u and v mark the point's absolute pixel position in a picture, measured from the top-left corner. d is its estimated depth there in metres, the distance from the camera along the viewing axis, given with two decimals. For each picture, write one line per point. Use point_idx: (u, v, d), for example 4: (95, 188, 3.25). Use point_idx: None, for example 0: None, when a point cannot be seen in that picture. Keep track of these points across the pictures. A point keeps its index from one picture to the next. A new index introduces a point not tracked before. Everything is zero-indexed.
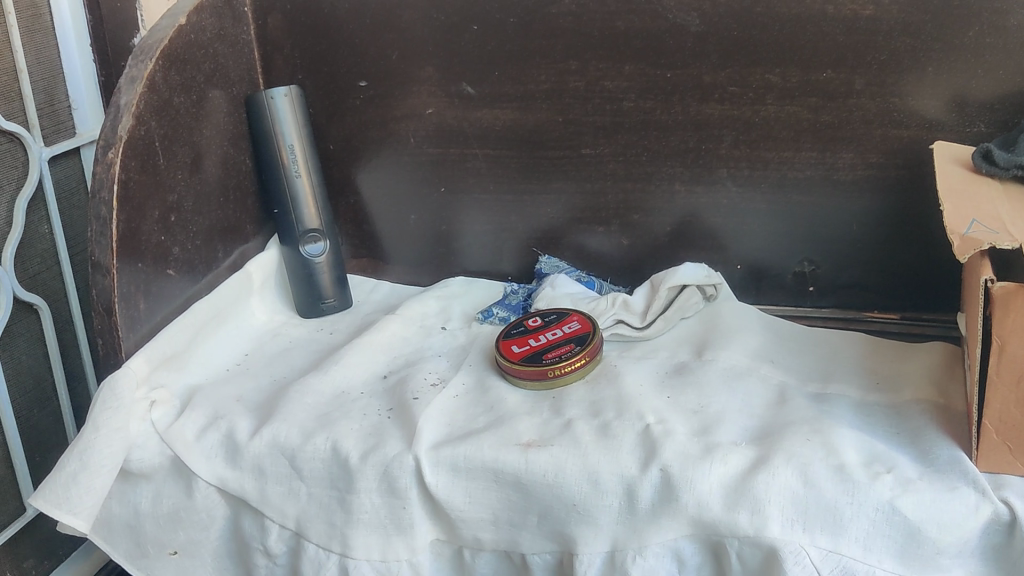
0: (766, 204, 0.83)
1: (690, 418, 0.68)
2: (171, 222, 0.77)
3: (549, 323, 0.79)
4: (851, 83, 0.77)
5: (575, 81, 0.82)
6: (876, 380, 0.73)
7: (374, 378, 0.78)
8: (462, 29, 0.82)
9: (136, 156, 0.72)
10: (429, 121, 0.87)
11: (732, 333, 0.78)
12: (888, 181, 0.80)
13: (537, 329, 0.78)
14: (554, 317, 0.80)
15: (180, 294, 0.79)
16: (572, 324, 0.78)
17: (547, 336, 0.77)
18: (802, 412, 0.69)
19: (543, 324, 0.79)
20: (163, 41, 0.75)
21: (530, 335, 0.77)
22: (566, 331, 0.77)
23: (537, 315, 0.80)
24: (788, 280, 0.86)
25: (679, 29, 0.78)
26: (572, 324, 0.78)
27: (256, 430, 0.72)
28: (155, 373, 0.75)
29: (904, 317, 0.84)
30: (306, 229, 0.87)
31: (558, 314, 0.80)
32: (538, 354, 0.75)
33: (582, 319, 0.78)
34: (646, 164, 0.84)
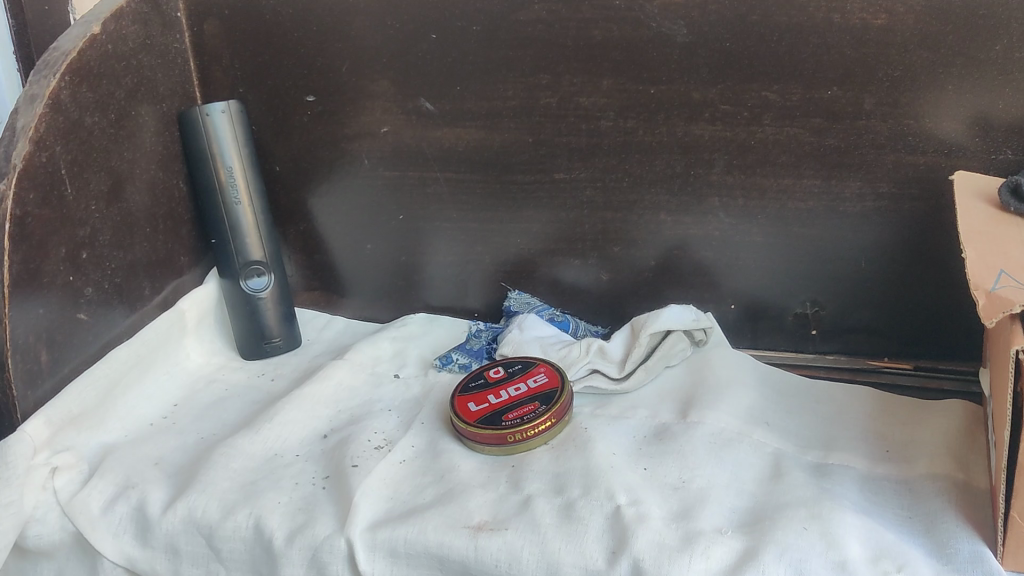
0: (762, 237, 0.73)
1: (669, 497, 0.58)
2: (83, 258, 0.68)
3: (513, 377, 0.69)
4: (860, 102, 0.67)
5: (546, 97, 0.72)
6: (885, 449, 0.63)
7: (312, 437, 0.69)
8: (419, 38, 0.73)
9: (36, 188, 0.62)
10: (386, 141, 0.77)
11: (721, 388, 0.68)
12: (901, 214, 0.70)
13: (499, 384, 0.68)
14: (519, 368, 0.70)
15: (95, 340, 0.70)
16: (539, 378, 0.68)
17: (510, 393, 0.67)
18: (800, 491, 0.59)
19: (506, 378, 0.69)
20: (72, 52, 0.65)
21: (490, 391, 0.68)
22: (531, 386, 0.68)
23: (500, 366, 0.71)
24: (787, 322, 0.76)
25: (664, 39, 0.68)
26: (539, 377, 0.68)
27: (171, 503, 0.62)
28: (60, 435, 0.65)
29: (919, 368, 0.73)
30: (247, 262, 0.78)
31: (523, 366, 0.70)
32: (498, 415, 0.65)
33: (550, 372, 0.69)
34: (627, 191, 0.74)
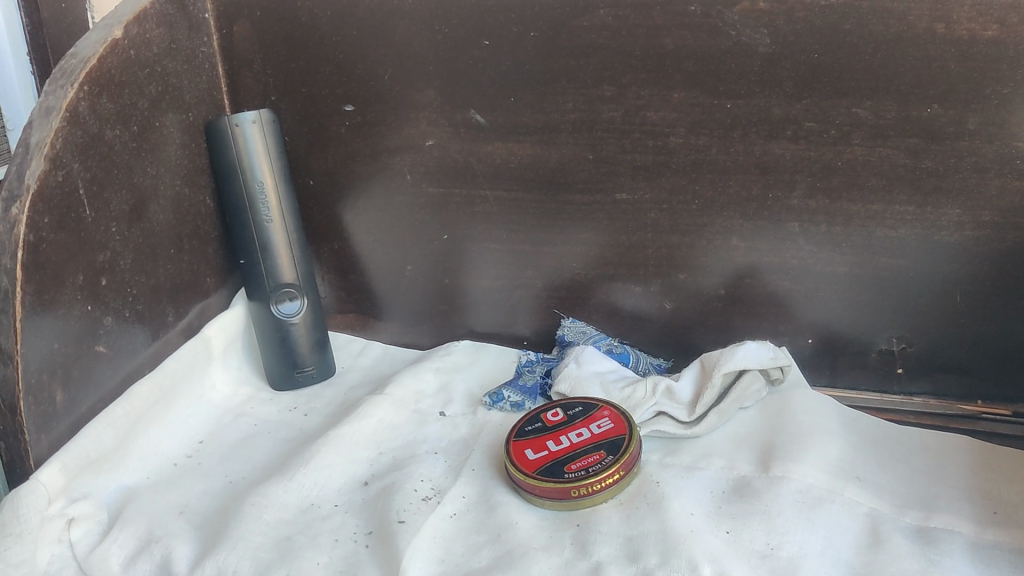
0: (846, 267, 0.67)
1: (757, 567, 0.52)
2: (101, 286, 0.61)
3: (574, 421, 0.63)
4: (963, 122, 0.60)
5: (610, 110, 0.65)
6: (993, 511, 0.56)
7: (352, 484, 0.63)
8: (469, 44, 0.66)
9: (51, 212, 0.56)
10: (430, 155, 0.70)
11: (804, 437, 0.62)
12: (1003, 245, 0.63)
13: (559, 429, 0.62)
14: (579, 412, 0.64)
15: (114, 374, 0.63)
16: (603, 423, 0.62)
17: (572, 440, 0.61)
18: (903, 562, 0.52)
19: (566, 422, 0.63)
20: (93, 59, 0.58)
21: (550, 437, 0.62)
22: (595, 433, 0.61)
23: (559, 407, 0.64)
24: (871, 359, 0.71)
25: (744, 49, 0.61)
26: (603, 423, 0.62)
27: (198, 561, 0.56)
28: (76, 480, 0.59)
29: (1017, 415, 0.68)
30: (279, 285, 0.71)
31: (585, 408, 0.64)
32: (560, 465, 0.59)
33: (615, 416, 0.62)
34: (697, 214, 0.68)
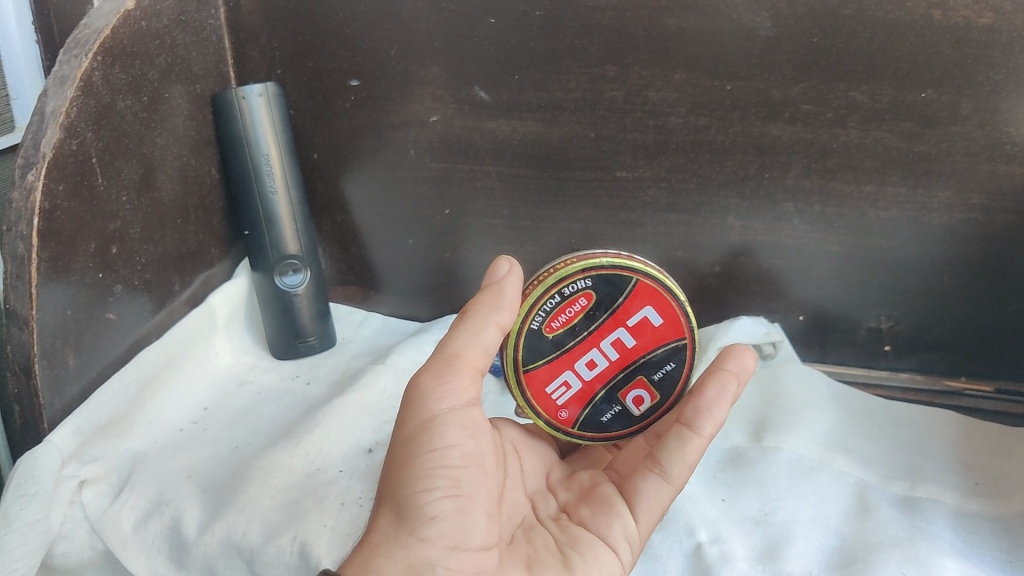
0: (838, 246, 0.70)
1: (751, 533, 0.57)
2: (112, 254, 0.61)
3: (553, 316, 0.54)
4: (956, 107, 0.63)
5: (611, 90, 0.67)
6: (973, 481, 0.60)
7: (357, 451, 0.65)
8: (476, 22, 0.66)
9: (65, 178, 0.55)
10: (434, 131, 0.72)
11: (797, 410, 0.65)
12: (990, 227, 0.67)
13: (561, 359, 0.55)
14: (563, 293, 0.54)
15: (122, 340, 0.64)
16: (654, 326, 0.55)
17: (604, 352, 0.55)
18: (889, 528, 0.56)
19: (568, 334, 0.54)
20: (105, 30, 0.57)
21: (546, 381, 0.55)
22: (641, 324, 0.55)
23: (547, 332, 0.54)
24: (859, 336, 0.75)
25: (746, 31, 0.63)
26: (648, 326, 0.55)
27: (208, 523, 0.58)
28: (89, 443, 0.60)
29: (1000, 393, 0.73)
30: (283, 256, 0.73)
31: (564, 285, 0.54)
32: (598, 398, 0.56)
33: (673, 312, 0.55)
34: (695, 192, 0.70)
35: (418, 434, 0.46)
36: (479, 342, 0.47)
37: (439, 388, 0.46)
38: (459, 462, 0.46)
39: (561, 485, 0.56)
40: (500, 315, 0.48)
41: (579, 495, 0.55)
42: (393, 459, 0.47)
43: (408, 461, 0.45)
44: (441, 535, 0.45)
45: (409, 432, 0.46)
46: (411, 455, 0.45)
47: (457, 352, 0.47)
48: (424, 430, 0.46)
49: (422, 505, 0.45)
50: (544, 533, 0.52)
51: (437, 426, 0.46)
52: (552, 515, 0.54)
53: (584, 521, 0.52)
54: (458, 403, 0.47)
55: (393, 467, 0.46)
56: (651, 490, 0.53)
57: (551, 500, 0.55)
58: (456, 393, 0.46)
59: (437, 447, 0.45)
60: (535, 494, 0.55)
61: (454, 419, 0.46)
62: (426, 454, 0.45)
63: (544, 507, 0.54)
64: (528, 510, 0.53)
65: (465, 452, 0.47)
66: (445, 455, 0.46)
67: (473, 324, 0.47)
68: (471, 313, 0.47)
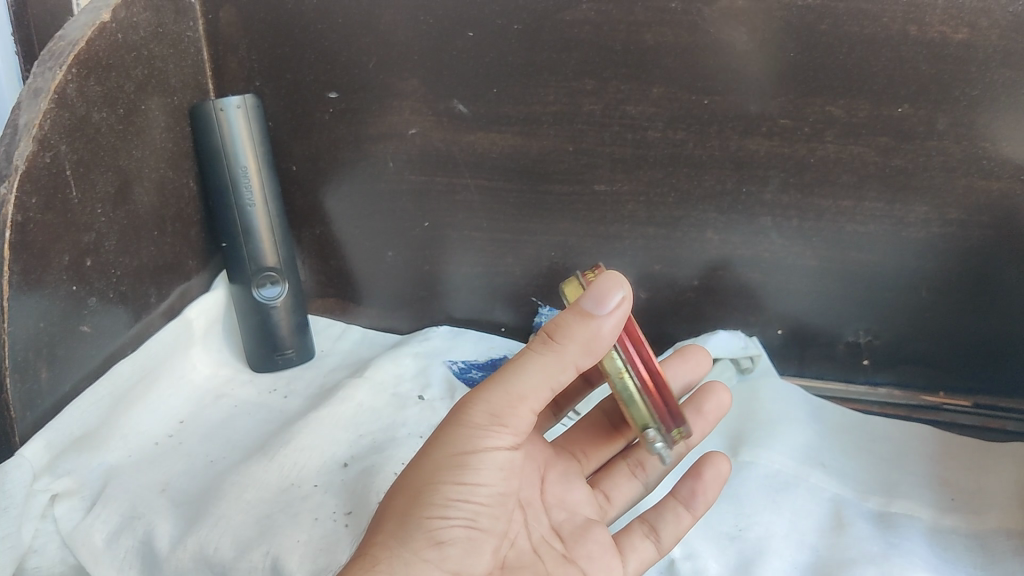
0: (816, 261, 0.71)
1: (725, 549, 0.57)
2: (86, 267, 0.60)
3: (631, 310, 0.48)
4: (932, 122, 0.63)
5: (590, 103, 0.67)
6: (949, 497, 0.60)
7: (332, 466, 0.65)
8: (455, 35, 0.66)
9: (38, 192, 0.54)
10: (413, 144, 0.71)
11: (773, 428, 0.65)
12: (967, 242, 0.67)
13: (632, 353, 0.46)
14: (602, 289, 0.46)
15: (96, 354, 0.63)
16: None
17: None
18: (863, 544, 0.56)
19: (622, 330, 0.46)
20: (81, 42, 0.57)
21: None
22: None
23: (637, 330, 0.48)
24: (838, 350, 0.75)
25: (723, 46, 0.63)
26: None
27: (181, 538, 0.58)
28: (61, 458, 0.59)
29: (979, 407, 0.73)
30: (261, 269, 0.72)
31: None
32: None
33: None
34: (673, 206, 0.70)
35: (457, 462, 0.43)
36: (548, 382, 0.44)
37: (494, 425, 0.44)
38: (483, 499, 0.45)
39: (556, 500, 0.53)
40: (583, 361, 0.43)
41: (570, 519, 0.53)
42: (417, 468, 0.44)
43: (434, 483, 0.43)
44: (445, 560, 0.43)
45: (447, 452, 0.44)
46: (441, 478, 0.43)
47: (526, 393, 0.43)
48: (462, 460, 0.43)
49: (435, 529, 0.43)
50: (538, 562, 0.49)
51: (477, 461, 0.44)
52: (546, 540, 0.51)
53: (579, 560, 0.51)
54: (504, 444, 0.45)
55: (417, 477, 0.44)
56: (642, 547, 0.53)
57: (543, 518, 0.52)
58: (508, 432, 0.44)
59: (468, 481, 0.44)
60: (529, 506, 0.51)
61: (494, 458, 0.44)
62: (455, 486, 0.43)
63: (536, 528, 0.51)
64: (521, 529, 0.50)
65: (494, 493, 0.45)
66: (472, 492, 0.44)
67: (553, 361, 0.43)
68: (561, 351, 0.43)
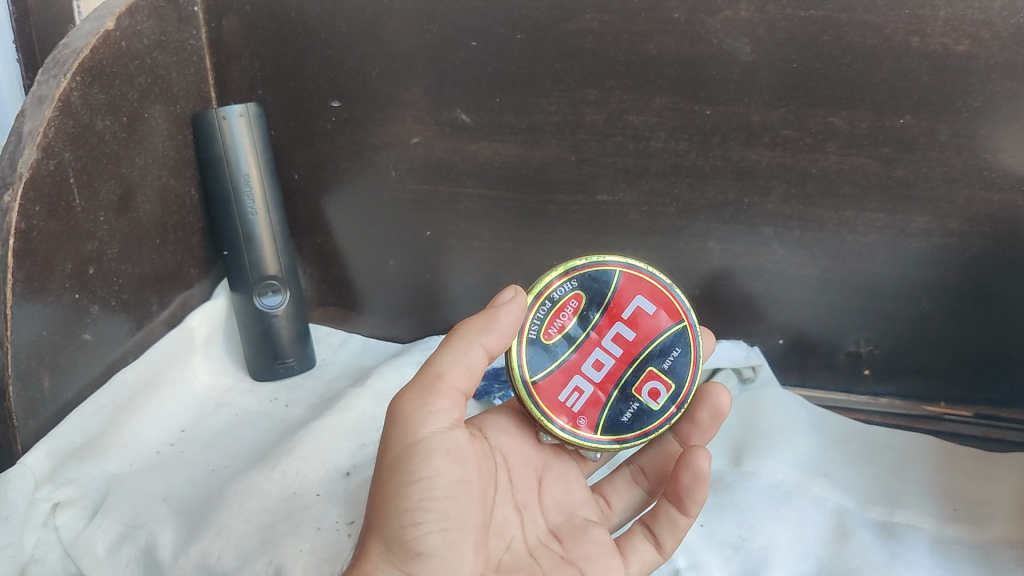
0: (817, 271, 0.71)
1: (729, 560, 0.57)
2: (89, 274, 0.60)
3: (548, 321, 0.51)
4: (934, 133, 0.63)
5: (592, 113, 0.67)
6: (951, 507, 0.61)
7: (334, 475, 0.65)
8: (459, 45, 0.66)
9: (42, 199, 0.54)
10: (415, 153, 0.72)
11: (776, 437, 0.66)
12: (968, 253, 0.67)
13: (567, 367, 0.51)
14: (550, 301, 0.52)
15: (98, 362, 0.63)
16: (648, 316, 0.53)
17: (606, 347, 0.52)
18: (867, 556, 0.57)
19: (567, 340, 0.51)
20: (85, 50, 0.57)
21: (556, 392, 0.51)
22: (634, 314, 0.52)
23: (546, 340, 0.51)
24: (839, 360, 0.75)
25: (726, 57, 0.63)
26: (643, 314, 0.53)
27: (183, 547, 0.58)
28: (62, 466, 0.59)
29: (980, 417, 0.73)
30: (262, 278, 0.72)
31: (553, 290, 0.52)
32: (614, 398, 0.52)
33: (665, 299, 0.53)
34: (675, 217, 0.70)
35: (402, 460, 0.44)
36: (463, 361, 0.46)
37: (421, 410, 0.44)
38: (445, 493, 0.44)
39: (553, 501, 0.53)
40: (488, 338, 0.46)
41: (569, 520, 0.53)
42: (378, 488, 0.45)
43: (392, 492, 0.43)
44: (431, 569, 0.43)
45: (391, 457, 0.44)
46: (394, 486, 0.44)
47: (439, 372, 0.45)
48: (407, 458, 0.44)
49: (410, 540, 0.43)
50: (534, 564, 0.50)
51: (420, 452, 0.44)
52: (544, 542, 0.51)
53: (579, 560, 0.51)
54: (443, 427, 0.45)
55: (380, 493, 0.44)
56: (643, 547, 0.53)
57: (540, 519, 0.52)
58: (440, 417, 0.45)
59: (422, 477, 0.44)
60: (524, 509, 0.52)
61: (440, 444, 0.44)
62: (412, 485, 0.43)
63: (533, 530, 0.52)
64: (516, 531, 0.51)
65: (453, 482, 0.45)
66: (431, 486, 0.44)
67: (457, 342, 0.46)
68: (461, 331, 0.46)
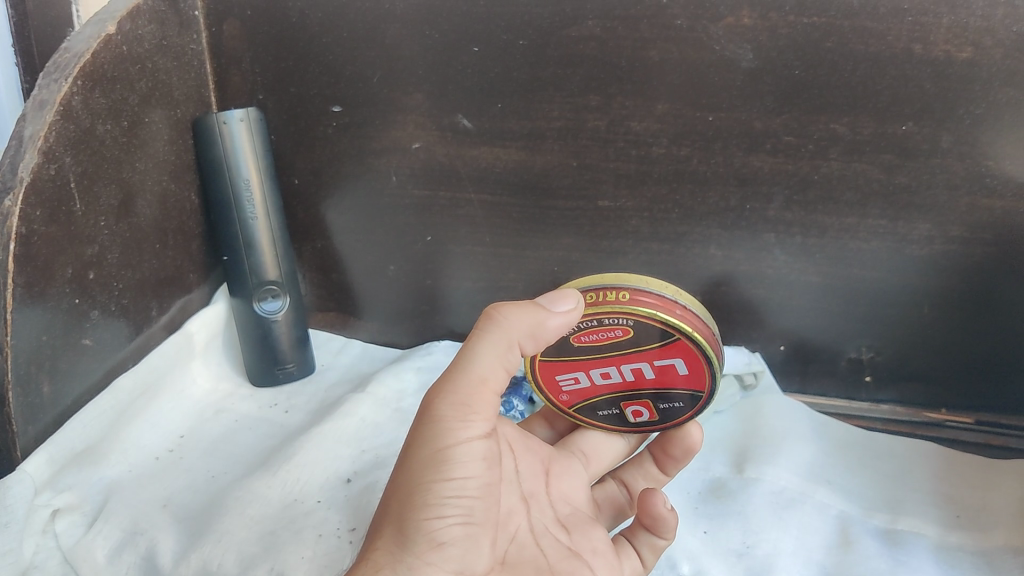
0: (818, 277, 0.71)
1: (733, 568, 0.57)
2: (89, 280, 0.60)
3: (583, 332, 0.48)
4: (935, 140, 0.63)
5: (594, 119, 0.67)
6: (954, 514, 0.61)
7: (335, 481, 0.64)
8: (460, 50, 0.66)
9: (43, 204, 0.54)
10: (417, 158, 0.71)
11: (778, 443, 0.66)
12: (969, 259, 0.67)
13: (576, 363, 0.51)
14: (599, 320, 0.48)
15: (97, 367, 0.62)
16: (678, 373, 0.50)
17: (621, 372, 0.50)
18: (871, 564, 0.57)
19: (593, 349, 0.49)
20: (86, 54, 0.56)
21: (555, 371, 0.51)
22: (667, 367, 0.49)
23: (573, 342, 0.49)
24: (840, 366, 0.75)
25: (728, 63, 0.63)
26: (674, 371, 0.50)
27: (183, 553, 0.57)
28: (61, 472, 0.59)
29: (981, 424, 0.73)
30: (262, 283, 0.72)
31: (605, 317, 0.47)
32: (600, 397, 0.53)
33: (701, 373, 0.49)
34: (677, 223, 0.70)
35: (437, 459, 0.42)
36: (504, 363, 0.44)
37: (462, 412, 0.43)
38: (472, 493, 0.44)
39: (558, 492, 0.53)
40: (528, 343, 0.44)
41: (572, 513, 0.53)
42: (401, 475, 0.43)
43: (421, 487, 0.42)
44: (448, 560, 0.43)
45: (426, 451, 0.42)
46: (425, 480, 0.42)
47: (484, 379, 0.43)
48: (443, 457, 0.42)
49: (433, 531, 0.42)
50: (540, 555, 0.49)
51: (456, 454, 0.43)
52: (550, 531, 0.51)
53: (584, 555, 0.51)
54: (478, 432, 0.44)
55: (405, 482, 0.43)
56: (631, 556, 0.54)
57: (547, 509, 0.52)
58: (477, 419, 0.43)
59: (455, 477, 0.43)
60: (531, 498, 0.51)
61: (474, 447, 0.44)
62: (442, 483, 0.43)
63: (539, 518, 0.51)
64: (523, 519, 0.49)
65: (480, 483, 0.44)
66: (461, 486, 0.43)
67: (501, 341, 0.43)
68: (507, 327, 0.43)
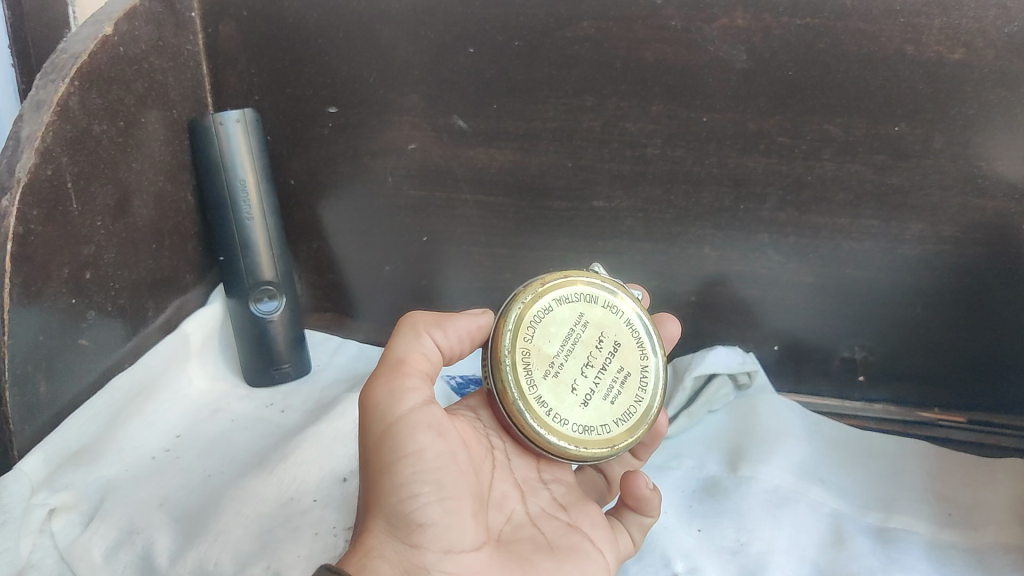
0: (811, 277, 0.71)
1: (726, 565, 0.57)
2: (86, 280, 0.60)
3: None
4: (928, 140, 0.64)
5: (589, 120, 0.67)
6: (946, 512, 0.61)
7: (331, 479, 0.65)
8: (456, 51, 0.66)
9: (40, 204, 0.54)
10: (412, 159, 0.72)
11: (772, 441, 0.66)
12: (961, 259, 0.68)
13: None
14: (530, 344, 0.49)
15: (93, 368, 0.63)
16: None
17: None
18: (863, 561, 0.57)
19: None
20: (82, 56, 0.57)
21: None
22: None
23: None
24: (833, 365, 0.76)
25: (722, 64, 0.63)
26: None
27: (180, 551, 0.57)
28: (58, 472, 0.59)
29: (973, 422, 0.74)
30: (258, 283, 0.72)
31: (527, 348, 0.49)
32: None
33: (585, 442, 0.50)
34: (672, 224, 0.71)
35: (385, 437, 0.43)
36: (420, 350, 0.47)
37: (395, 389, 0.44)
38: (436, 464, 0.44)
39: (553, 475, 0.53)
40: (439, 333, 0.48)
41: (568, 492, 0.53)
42: (370, 470, 0.44)
43: (380, 470, 0.43)
44: (434, 540, 0.43)
45: (375, 436, 0.44)
46: (386, 463, 0.43)
47: (403, 362, 0.46)
48: (392, 433, 0.43)
49: (409, 513, 0.42)
50: (539, 534, 0.49)
51: (404, 427, 0.43)
52: (548, 511, 0.51)
53: (582, 527, 0.51)
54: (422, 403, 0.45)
55: (373, 474, 0.44)
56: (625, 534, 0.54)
57: (541, 492, 0.52)
58: (415, 393, 0.45)
59: (411, 451, 0.43)
60: (524, 483, 0.51)
61: (422, 418, 0.44)
62: (401, 460, 0.43)
63: (536, 502, 0.51)
64: (517, 503, 0.50)
65: (442, 452, 0.44)
66: (419, 460, 0.43)
67: (412, 335, 0.47)
68: (412, 325, 0.48)
